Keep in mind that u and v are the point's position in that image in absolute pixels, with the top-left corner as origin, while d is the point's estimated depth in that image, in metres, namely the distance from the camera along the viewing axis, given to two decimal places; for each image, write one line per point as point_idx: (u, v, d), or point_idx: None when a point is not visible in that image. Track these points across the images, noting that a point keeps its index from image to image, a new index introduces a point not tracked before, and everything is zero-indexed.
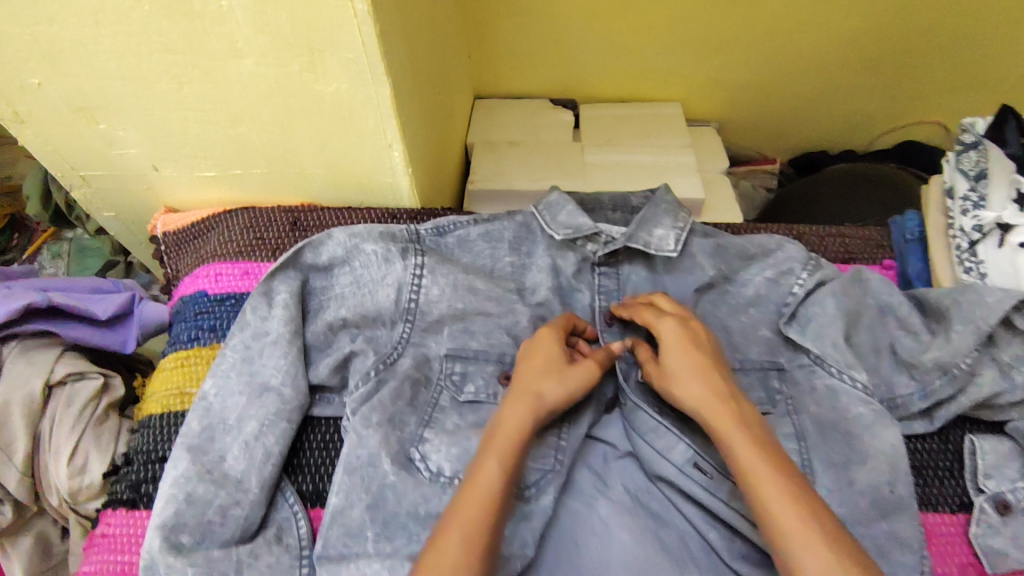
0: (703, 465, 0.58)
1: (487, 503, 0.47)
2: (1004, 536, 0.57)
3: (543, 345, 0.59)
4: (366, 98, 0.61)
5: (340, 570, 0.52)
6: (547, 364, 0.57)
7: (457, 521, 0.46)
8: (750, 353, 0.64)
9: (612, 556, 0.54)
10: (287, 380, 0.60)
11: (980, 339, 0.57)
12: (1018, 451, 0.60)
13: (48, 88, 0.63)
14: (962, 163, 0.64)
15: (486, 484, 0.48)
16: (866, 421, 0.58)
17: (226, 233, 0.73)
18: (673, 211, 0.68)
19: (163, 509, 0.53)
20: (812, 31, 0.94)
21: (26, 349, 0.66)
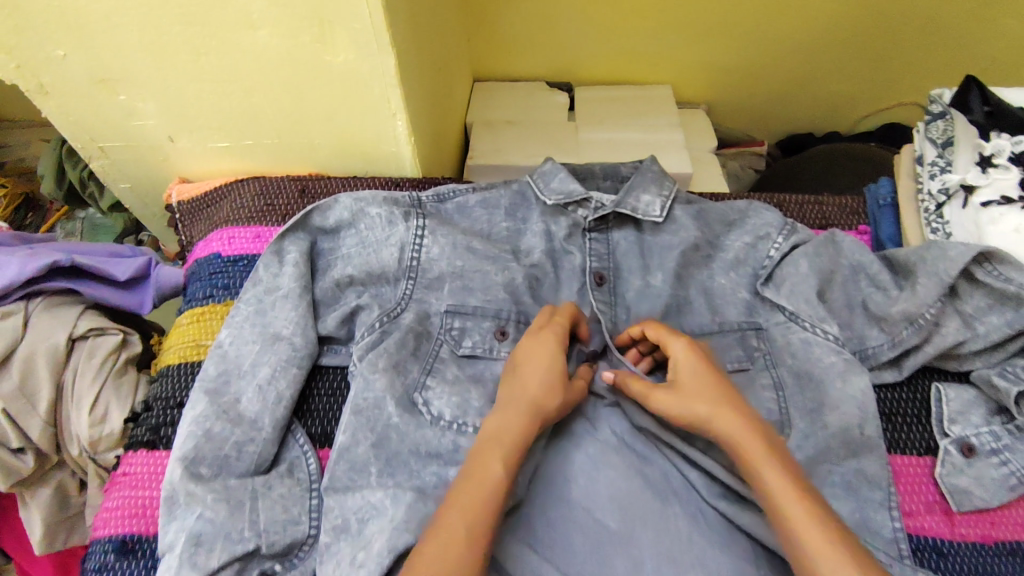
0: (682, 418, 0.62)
1: (488, 500, 0.49)
2: (968, 475, 0.61)
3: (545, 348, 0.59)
4: (372, 69, 0.65)
5: (345, 499, 0.56)
6: (548, 367, 0.58)
7: (459, 510, 0.48)
8: (728, 315, 0.67)
9: (599, 490, 0.59)
10: (297, 331, 0.64)
11: (943, 289, 0.61)
12: (981, 398, 0.64)
13: (71, 60, 0.66)
14: (931, 132, 0.69)
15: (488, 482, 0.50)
16: (839, 369, 0.62)
17: (238, 200, 0.77)
18: (658, 180, 0.73)
19: (184, 443, 0.57)
20: (795, 17, 0.98)
21: (50, 304, 0.70)
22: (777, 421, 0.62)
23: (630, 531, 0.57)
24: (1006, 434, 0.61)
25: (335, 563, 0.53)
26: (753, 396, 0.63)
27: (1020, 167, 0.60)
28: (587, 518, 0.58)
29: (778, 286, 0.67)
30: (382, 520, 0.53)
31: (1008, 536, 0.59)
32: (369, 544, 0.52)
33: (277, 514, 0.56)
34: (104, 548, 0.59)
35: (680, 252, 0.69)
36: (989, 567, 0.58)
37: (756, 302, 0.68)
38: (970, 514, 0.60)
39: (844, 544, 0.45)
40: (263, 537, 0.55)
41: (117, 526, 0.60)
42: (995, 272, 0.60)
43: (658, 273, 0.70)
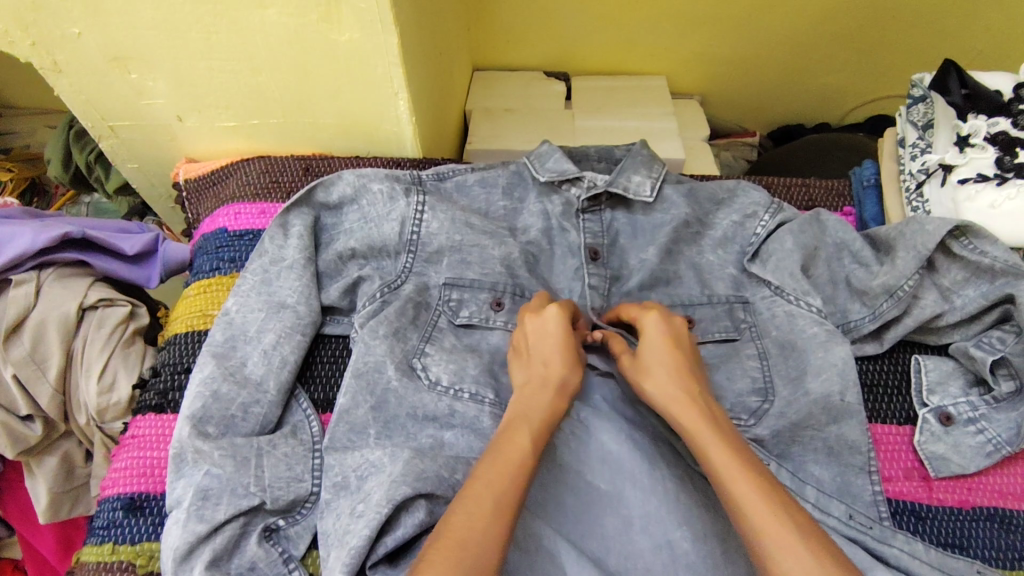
0: None
1: (513, 476, 0.48)
2: (945, 443, 0.63)
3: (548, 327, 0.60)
4: (376, 47, 0.68)
5: (344, 457, 0.58)
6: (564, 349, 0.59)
7: (484, 484, 0.48)
8: (718, 288, 0.70)
9: (591, 452, 0.62)
10: (302, 299, 0.66)
11: (921, 262, 0.64)
12: (960, 370, 0.66)
13: (86, 38, 0.68)
14: (912, 115, 0.73)
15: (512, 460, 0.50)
16: (821, 339, 0.64)
17: (244, 178, 0.80)
18: (648, 162, 0.74)
19: (192, 403, 0.59)
20: (787, 10, 1.01)
21: (61, 275, 0.72)
22: (762, 388, 0.64)
23: (619, 491, 0.59)
24: (982, 404, 0.63)
25: (335, 517, 0.55)
26: (738, 364, 0.66)
27: (996, 147, 0.63)
28: (578, 479, 0.60)
29: (764, 261, 0.69)
30: (381, 475, 0.55)
31: (983, 502, 0.61)
32: (368, 496, 0.54)
33: (280, 471, 0.58)
34: (113, 506, 0.61)
35: (672, 228, 0.71)
36: (966, 530, 0.60)
37: (742, 277, 0.70)
38: (947, 480, 0.62)
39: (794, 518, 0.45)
40: (267, 492, 0.57)
41: (125, 485, 0.62)
42: (972, 246, 0.63)
43: (649, 249, 0.72)
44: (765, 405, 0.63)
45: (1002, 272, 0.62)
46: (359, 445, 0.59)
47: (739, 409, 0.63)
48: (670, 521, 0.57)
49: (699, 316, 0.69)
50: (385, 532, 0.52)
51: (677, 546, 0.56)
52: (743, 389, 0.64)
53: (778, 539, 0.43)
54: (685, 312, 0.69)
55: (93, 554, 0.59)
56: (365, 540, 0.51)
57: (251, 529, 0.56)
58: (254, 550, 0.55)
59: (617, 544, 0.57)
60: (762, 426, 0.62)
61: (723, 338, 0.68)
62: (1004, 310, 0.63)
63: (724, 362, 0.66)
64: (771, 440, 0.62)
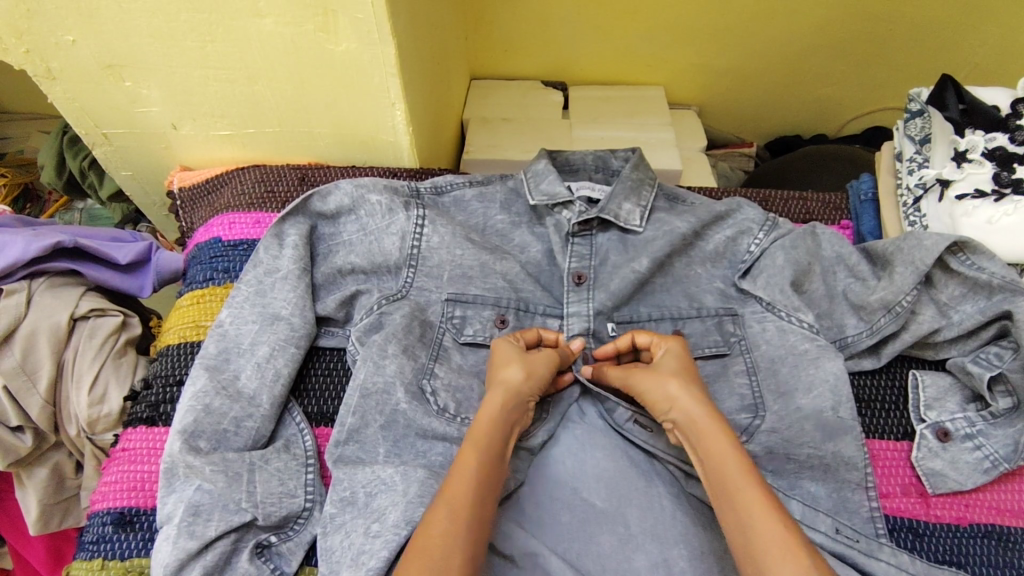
0: (643, 420, 0.64)
1: (477, 491, 0.49)
2: (943, 459, 0.62)
3: (502, 350, 0.61)
4: (373, 58, 0.67)
5: (355, 472, 0.57)
6: (523, 367, 0.58)
7: (446, 500, 0.48)
8: (706, 303, 0.69)
9: (587, 470, 0.61)
10: (296, 311, 0.65)
11: (919, 278, 0.63)
12: (957, 385, 0.65)
13: (81, 46, 0.68)
14: (910, 129, 0.73)
15: (468, 478, 0.49)
16: (812, 355, 0.64)
17: (239, 186, 0.79)
18: (637, 188, 0.73)
19: (184, 417, 0.58)
20: (784, 21, 1.01)
21: (53, 285, 0.71)
22: (751, 405, 0.63)
23: (616, 508, 0.59)
24: (980, 420, 0.63)
25: (343, 534, 0.54)
26: (725, 383, 0.65)
27: (993, 163, 0.63)
28: (573, 496, 0.60)
29: (755, 277, 0.69)
30: (395, 494, 0.55)
31: (983, 519, 0.61)
32: (383, 516, 0.53)
33: (273, 487, 0.58)
34: (103, 520, 0.60)
35: (667, 242, 0.70)
36: (964, 547, 0.59)
37: (731, 292, 0.70)
38: (945, 496, 0.62)
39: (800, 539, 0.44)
40: (259, 508, 0.56)
41: (116, 499, 0.60)
42: (968, 261, 0.62)
43: (640, 262, 0.70)
44: (755, 422, 0.63)
45: (999, 288, 0.61)
46: (370, 458, 0.59)
47: (730, 426, 0.63)
48: (665, 539, 0.57)
49: (688, 331, 0.68)
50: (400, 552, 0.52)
51: (673, 562, 0.56)
52: (732, 407, 0.64)
53: (783, 552, 0.43)
54: (675, 326, 0.69)
55: (82, 569, 0.57)
56: (384, 561, 0.50)
57: (243, 545, 0.55)
58: (245, 566, 0.54)
59: (613, 563, 0.56)
60: (754, 442, 0.61)
61: (712, 353, 0.67)
62: (1001, 326, 0.62)
63: (713, 380, 0.66)
64: (765, 457, 0.61)
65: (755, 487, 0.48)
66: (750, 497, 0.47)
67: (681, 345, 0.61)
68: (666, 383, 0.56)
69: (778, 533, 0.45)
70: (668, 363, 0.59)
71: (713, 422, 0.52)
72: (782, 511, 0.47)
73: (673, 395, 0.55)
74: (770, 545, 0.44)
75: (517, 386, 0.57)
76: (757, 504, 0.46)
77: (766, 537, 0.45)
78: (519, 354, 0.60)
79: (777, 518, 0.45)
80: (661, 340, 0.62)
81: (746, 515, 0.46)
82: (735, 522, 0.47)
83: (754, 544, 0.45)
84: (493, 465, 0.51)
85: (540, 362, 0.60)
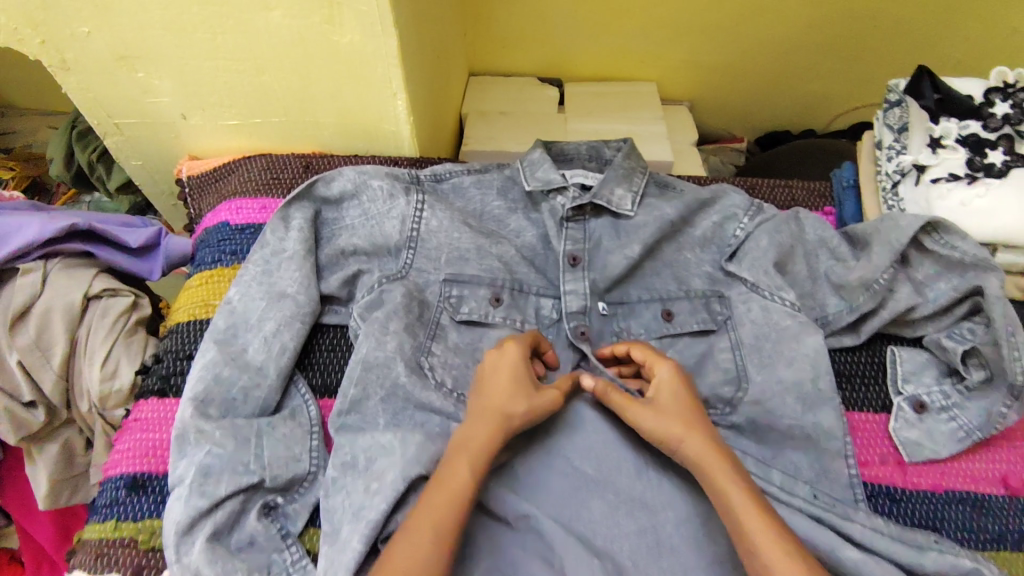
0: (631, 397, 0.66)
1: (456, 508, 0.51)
2: (918, 429, 0.65)
3: (504, 365, 0.60)
4: (376, 49, 0.71)
5: (356, 438, 0.60)
6: (510, 387, 0.58)
7: (425, 512, 0.50)
8: (693, 284, 0.73)
9: (579, 440, 0.64)
10: (301, 289, 0.68)
11: (895, 256, 0.66)
12: (934, 361, 0.68)
13: (95, 37, 0.71)
14: (889, 119, 0.73)
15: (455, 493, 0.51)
16: (794, 331, 0.67)
17: (246, 174, 0.82)
18: (628, 175, 0.76)
19: (195, 385, 0.61)
20: (772, 20, 1.05)
21: (67, 265, 0.74)
22: (735, 378, 0.67)
23: (605, 476, 0.62)
24: (955, 393, 0.66)
25: (345, 495, 0.57)
26: (712, 358, 0.68)
27: (966, 149, 0.66)
28: (566, 464, 0.63)
29: (741, 260, 0.72)
30: (393, 457, 0.57)
31: (956, 485, 0.64)
32: (382, 477, 0.56)
33: (279, 451, 0.60)
34: (116, 485, 0.62)
35: (657, 228, 0.73)
36: (939, 513, 0.62)
37: (719, 275, 0.73)
38: (921, 465, 0.65)
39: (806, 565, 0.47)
40: (267, 471, 0.59)
41: (128, 465, 0.63)
42: (942, 241, 0.65)
43: (632, 246, 0.73)
44: (738, 395, 0.66)
45: (971, 265, 0.64)
46: (372, 426, 0.62)
47: (715, 399, 0.66)
48: (652, 505, 0.60)
49: (677, 310, 0.71)
50: (395, 509, 0.55)
51: (661, 525, 0.59)
52: (717, 381, 0.67)
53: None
54: (664, 306, 0.72)
55: (96, 531, 0.60)
56: (380, 514, 0.53)
57: (250, 506, 0.58)
58: (253, 525, 0.57)
59: (603, 528, 0.59)
60: (738, 414, 0.65)
61: (699, 330, 0.70)
62: (974, 303, 0.65)
63: (699, 355, 0.69)
64: (749, 427, 0.65)
65: (760, 519, 0.50)
66: (759, 527, 0.50)
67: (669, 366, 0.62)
68: (672, 421, 0.58)
69: (787, 561, 0.47)
70: (666, 395, 0.60)
71: (716, 455, 0.55)
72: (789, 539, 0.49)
73: (675, 428, 0.57)
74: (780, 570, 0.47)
75: (499, 406, 0.57)
76: (763, 532, 0.50)
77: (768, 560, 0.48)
78: (521, 382, 0.59)
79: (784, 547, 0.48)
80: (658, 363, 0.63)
81: (752, 544, 0.49)
82: (747, 549, 0.50)
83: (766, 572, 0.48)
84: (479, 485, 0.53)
85: (528, 383, 0.60)
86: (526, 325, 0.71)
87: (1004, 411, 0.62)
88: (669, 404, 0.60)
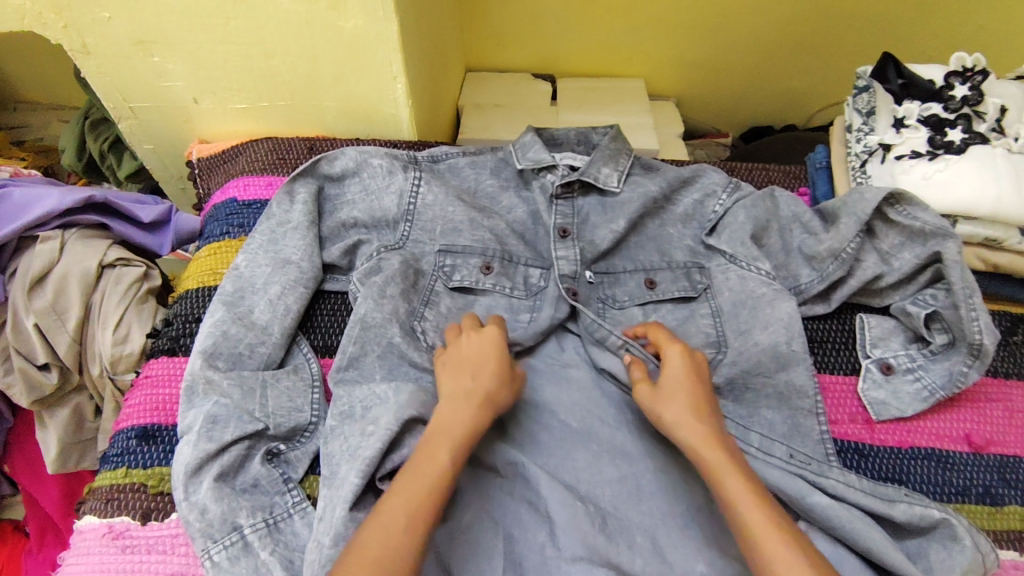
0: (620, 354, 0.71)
1: (433, 491, 0.51)
2: (885, 389, 0.69)
3: (489, 346, 0.62)
4: (378, 34, 0.76)
5: (355, 391, 0.64)
6: (494, 370, 0.60)
7: (401, 493, 0.50)
8: (675, 256, 0.77)
9: (565, 397, 0.68)
10: (305, 257, 0.72)
11: (861, 226, 0.70)
12: (900, 327, 0.73)
13: (115, 22, 0.76)
14: (858, 103, 0.79)
15: (435, 477, 0.51)
16: (769, 298, 0.71)
17: (253, 155, 0.86)
18: (614, 155, 0.81)
19: (204, 340, 0.66)
20: (755, 19, 1.10)
21: (83, 235, 0.78)
22: (715, 341, 0.71)
23: (590, 429, 0.66)
24: (920, 356, 0.70)
25: (345, 440, 0.61)
26: (692, 323, 0.72)
27: (927, 128, 0.71)
28: (553, 418, 0.67)
29: (720, 234, 0.76)
30: (390, 406, 0.61)
31: (922, 442, 0.67)
32: (379, 422, 0.60)
33: (282, 402, 0.65)
34: (127, 435, 0.66)
35: (641, 204, 0.78)
36: (907, 467, 0.66)
37: (699, 248, 0.77)
38: (888, 423, 0.68)
39: (796, 546, 0.47)
40: (270, 419, 0.63)
41: (139, 417, 0.67)
42: (906, 213, 0.70)
43: (618, 220, 0.77)
44: (718, 356, 0.70)
45: (932, 234, 0.68)
46: (368, 380, 0.65)
47: None
48: (633, 456, 0.64)
49: (659, 279, 0.76)
50: (392, 451, 0.59)
51: (641, 472, 0.63)
52: (698, 343, 0.71)
53: (785, 561, 0.46)
54: (647, 276, 0.76)
55: (107, 477, 0.63)
56: (378, 453, 0.57)
57: (255, 452, 0.62)
58: (257, 468, 0.60)
59: (587, 475, 0.63)
60: (716, 374, 0.69)
61: (680, 297, 0.74)
62: (935, 270, 0.69)
63: (680, 321, 0.73)
64: (726, 387, 0.68)
65: (755, 503, 0.50)
66: (753, 511, 0.50)
67: (680, 349, 0.62)
68: (666, 410, 0.58)
69: (778, 544, 0.47)
70: (668, 382, 0.60)
71: (710, 442, 0.55)
72: (783, 522, 0.49)
73: (669, 417, 0.57)
74: (774, 554, 0.47)
75: (484, 390, 0.58)
76: (757, 517, 0.49)
77: (767, 550, 0.47)
78: (502, 365, 0.61)
79: (777, 531, 0.48)
80: (668, 350, 0.62)
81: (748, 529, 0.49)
82: (742, 535, 0.49)
83: (759, 555, 0.48)
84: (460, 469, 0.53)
85: (508, 370, 0.61)
86: (517, 292, 0.75)
87: (965, 370, 0.66)
88: (670, 390, 0.59)
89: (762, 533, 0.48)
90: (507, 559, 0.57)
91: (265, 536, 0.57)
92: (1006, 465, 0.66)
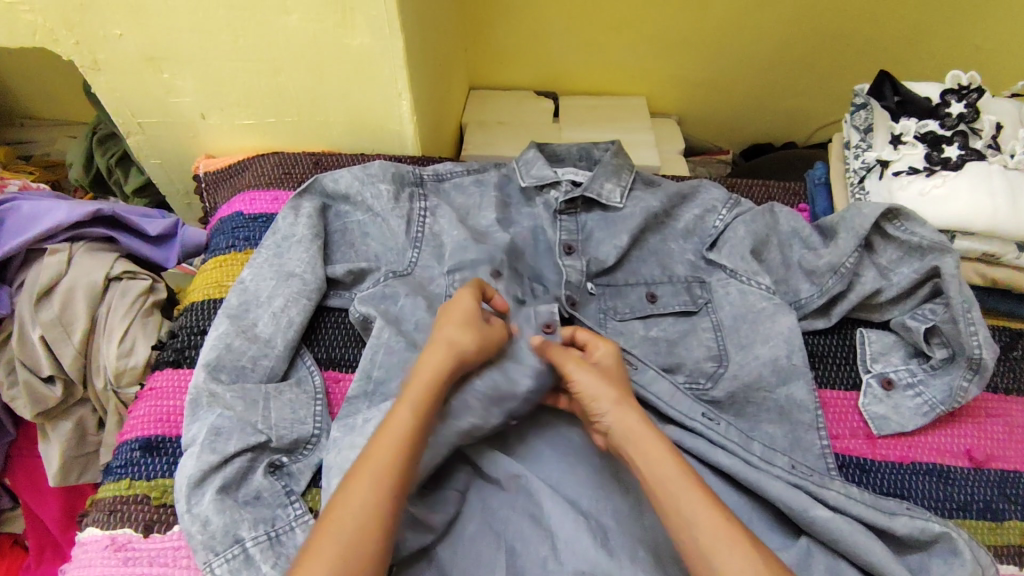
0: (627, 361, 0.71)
1: (397, 457, 0.52)
2: (886, 404, 0.69)
3: (461, 304, 0.63)
4: (383, 52, 0.77)
5: (361, 403, 0.65)
6: (461, 322, 0.62)
7: (368, 460, 0.52)
8: (676, 271, 0.78)
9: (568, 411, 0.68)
10: (308, 270, 0.73)
11: (860, 241, 0.71)
12: (900, 343, 0.73)
13: (126, 39, 0.77)
14: (855, 120, 0.80)
15: (399, 432, 0.54)
16: (770, 312, 0.72)
17: (259, 170, 0.87)
18: (617, 171, 0.82)
19: (207, 353, 0.66)
20: (754, 37, 1.12)
21: (91, 248, 0.79)
22: (716, 355, 0.72)
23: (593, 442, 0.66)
24: (920, 371, 0.70)
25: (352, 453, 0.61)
26: (693, 336, 0.73)
27: (925, 144, 0.72)
28: (556, 433, 0.67)
29: (720, 249, 0.77)
30: None
31: (923, 457, 0.67)
32: None
33: (285, 414, 0.65)
34: (132, 447, 0.66)
35: (642, 218, 0.78)
36: (908, 482, 0.65)
37: (700, 263, 0.78)
38: (889, 438, 0.68)
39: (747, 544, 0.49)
40: (273, 431, 0.63)
41: (143, 429, 0.67)
42: (904, 228, 0.71)
43: (621, 234, 0.78)
44: (719, 369, 0.71)
45: (929, 248, 0.69)
46: (373, 392, 0.66)
47: (698, 374, 0.71)
48: None
49: (660, 293, 0.76)
50: None
51: None
52: (700, 356, 0.72)
53: (733, 554, 0.48)
54: (648, 289, 0.77)
55: (111, 489, 0.64)
56: None
57: (257, 464, 0.62)
58: (260, 481, 0.60)
59: (591, 490, 0.62)
60: (718, 387, 0.69)
61: (682, 311, 0.75)
62: (933, 284, 0.70)
63: (681, 335, 0.74)
64: (727, 400, 0.69)
65: (704, 496, 0.52)
66: (709, 510, 0.50)
67: (614, 347, 0.65)
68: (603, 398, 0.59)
69: (723, 536, 0.49)
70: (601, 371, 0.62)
71: (655, 434, 0.56)
72: (730, 517, 0.51)
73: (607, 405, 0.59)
74: (718, 547, 0.48)
75: (447, 337, 0.60)
76: (707, 511, 0.50)
77: (714, 541, 0.49)
78: (472, 318, 0.62)
79: (725, 525, 0.50)
80: (597, 341, 0.65)
81: (691, 519, 0.50)
82: (681, 521, 0.51)
83: (701, 544, 0.49)
84: (422, 425, 0.55)
85: (481, 324, 0.63)
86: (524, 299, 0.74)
87: (965, 384, 0.66)
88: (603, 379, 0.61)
89: (706, 527, 0.50)
90: (509, 572, 0.57)
91: (267, 549, 0.57)
92: (1007, 480, 0.66)
